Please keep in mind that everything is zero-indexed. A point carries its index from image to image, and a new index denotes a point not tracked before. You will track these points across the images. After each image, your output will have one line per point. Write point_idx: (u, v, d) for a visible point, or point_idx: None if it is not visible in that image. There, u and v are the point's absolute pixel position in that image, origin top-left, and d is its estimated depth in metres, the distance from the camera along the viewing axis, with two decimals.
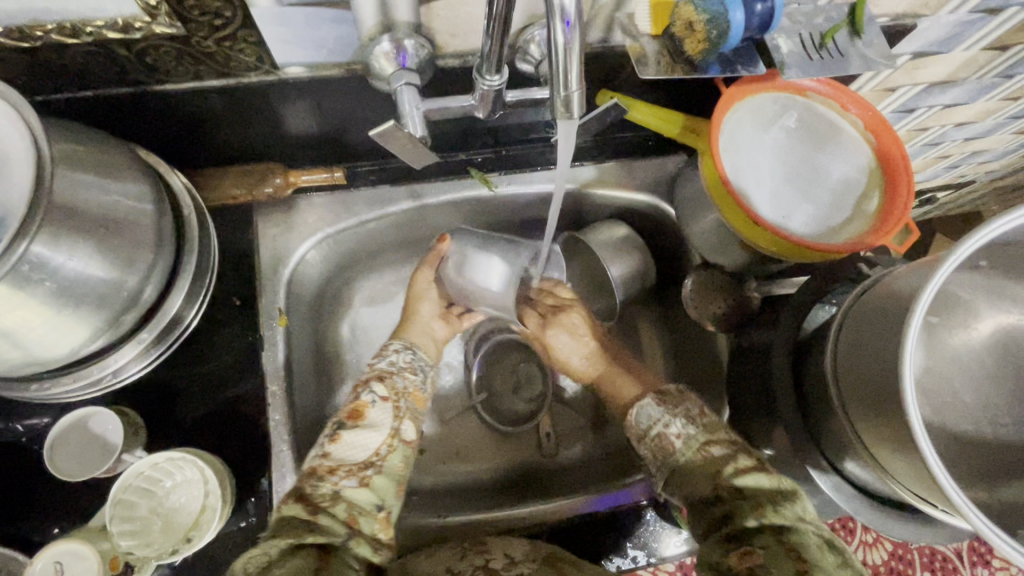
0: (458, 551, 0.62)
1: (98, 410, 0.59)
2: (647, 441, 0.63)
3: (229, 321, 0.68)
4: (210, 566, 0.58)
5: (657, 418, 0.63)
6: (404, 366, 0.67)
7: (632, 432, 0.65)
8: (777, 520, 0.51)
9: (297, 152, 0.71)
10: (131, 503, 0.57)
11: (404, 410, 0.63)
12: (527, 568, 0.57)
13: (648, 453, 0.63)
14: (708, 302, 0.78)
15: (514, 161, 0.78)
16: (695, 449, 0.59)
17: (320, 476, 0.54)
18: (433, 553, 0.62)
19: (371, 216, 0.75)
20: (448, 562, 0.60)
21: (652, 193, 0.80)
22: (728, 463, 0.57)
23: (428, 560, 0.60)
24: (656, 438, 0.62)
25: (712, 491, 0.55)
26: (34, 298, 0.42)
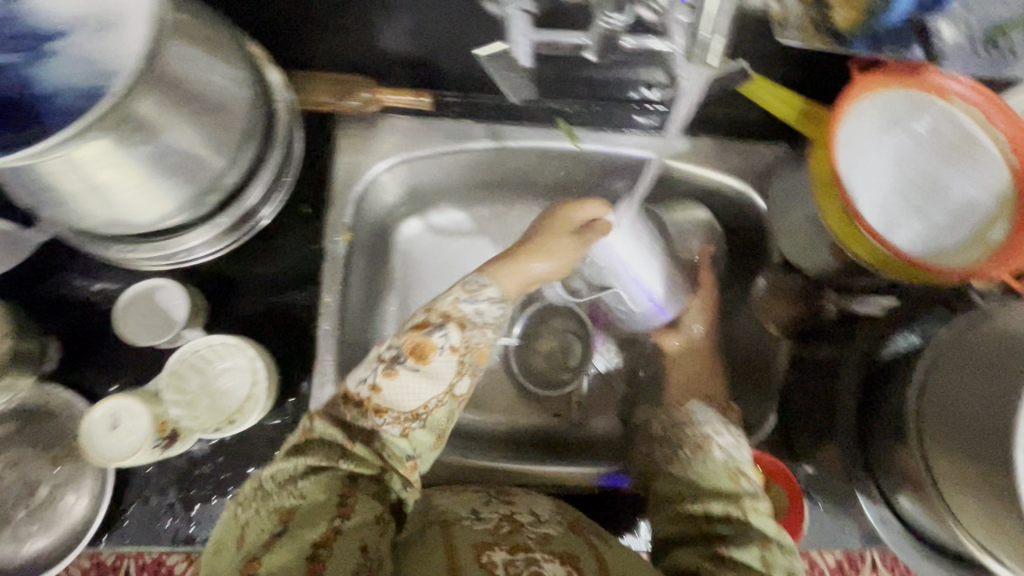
0: (483, 497, 0.63)
1: (166, 284, 0.62)
2: (688, 431, 0.62)
3: (297, 227, 0.69)
4: (246, 449, 0.62)
5: (711, 420, 0.63)
6: (487, 320, 0.59)
7: (678, 417, 0.64)
8: (774, 559, 0.51)
9: (389, 70, 0.69)
10: (183, 376, 0.59)
11: (466, 368, 0.56)
12: (550, 529, 0.57)
13: (674, 436, 0.62)
14: (780, 303, 0.73)
15: (604, 119, 0.74)
16: (728, 468, 0.57)
17: (360, 411, 0.53)
18: (461, 492, 0.65)
19: (434, 150, 0.73)
20: (473, 505, 0.61)
21: (745, 180, 0.75)
22: (750, 496, 0.55)
23: (454, 497, 0.63)
24: (701, 435, 0.61)
25: (721, 505, 0.55)
26: (132, 159, 0.43)
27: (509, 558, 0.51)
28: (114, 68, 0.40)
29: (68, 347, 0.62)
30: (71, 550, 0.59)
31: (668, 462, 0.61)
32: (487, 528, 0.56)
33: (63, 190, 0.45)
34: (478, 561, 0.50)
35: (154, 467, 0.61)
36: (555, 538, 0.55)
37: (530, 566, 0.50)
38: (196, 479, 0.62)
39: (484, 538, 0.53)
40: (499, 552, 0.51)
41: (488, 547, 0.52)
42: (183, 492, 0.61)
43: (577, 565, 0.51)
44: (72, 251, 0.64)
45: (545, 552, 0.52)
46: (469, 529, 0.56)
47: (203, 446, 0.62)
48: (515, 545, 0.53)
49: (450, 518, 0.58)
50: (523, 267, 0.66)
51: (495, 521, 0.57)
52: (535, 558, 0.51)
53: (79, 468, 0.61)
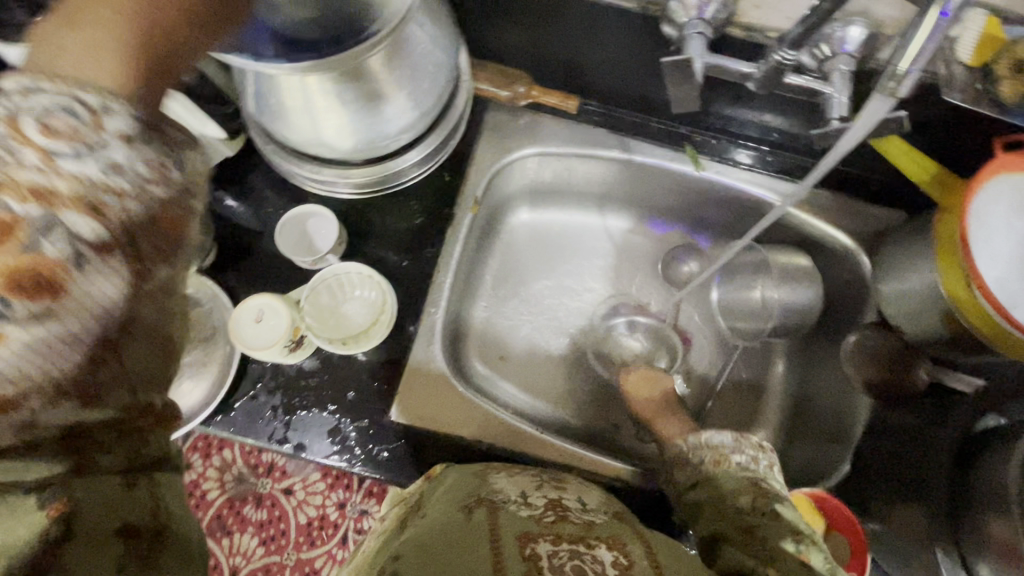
0: (537, 483, 0.65)
1: (320, 214, 0.70)
2: (704, 449, 0.67)
3: (434, 191, 0.77)
4: (349, 374, 0.69)
5: (725, 443, 0.66)
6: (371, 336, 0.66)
7: (691, 440, 0.68)
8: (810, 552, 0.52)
9: (545, 73, 0.77)
10: (318, 294, 0.67)
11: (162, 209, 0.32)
12: (596, 517, 0.59)
13: (691, 455, 0.67)
14: (869, 365, 0.74)
15: (730, 154, 0.79)
16: (748, 481, 0.61)
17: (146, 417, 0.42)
18: (515, 473, 0.66)
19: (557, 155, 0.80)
20: (524, 489, 0.62)
21: (853, 238, 0.77)
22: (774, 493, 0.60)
23: (509, 479, 0.64)
24: (713, 454, 0.66)
25: (748, 497, 0.59)
26: (351, 91, 0.51)
27: (552, 549, 0.50)
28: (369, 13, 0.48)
29: (224, 250, 0.71)
30: (185, 424, 0.65)
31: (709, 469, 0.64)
32: (533, 521, 0.55)
33: (286, 106, 0.53)
34: (521, 552, 0.48)
35: (269, 370, 0.68)
36: (599, 525, 0.56)
37: (572, 559, 0.48)
38: (301, 389, 0.68)
39: (528, 530, 0.52)
40: (542, 545, 0.50)
41: (531, 538, 0.51)
42: (287, 398, 0.68)
43: (623, 550, 0.51)
44: (249, 170, 0.73)
45: (593, 538, 0.52)
46: (514, 515, 0.55)
47: (313, 362, 0.69)
48: (568, 533, 0.53)
49: (498, 501, 0.58)
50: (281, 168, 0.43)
51: (541, 510, 0.58)
52: (588, 542, 0.52)
53: (207, 355, 0.69)
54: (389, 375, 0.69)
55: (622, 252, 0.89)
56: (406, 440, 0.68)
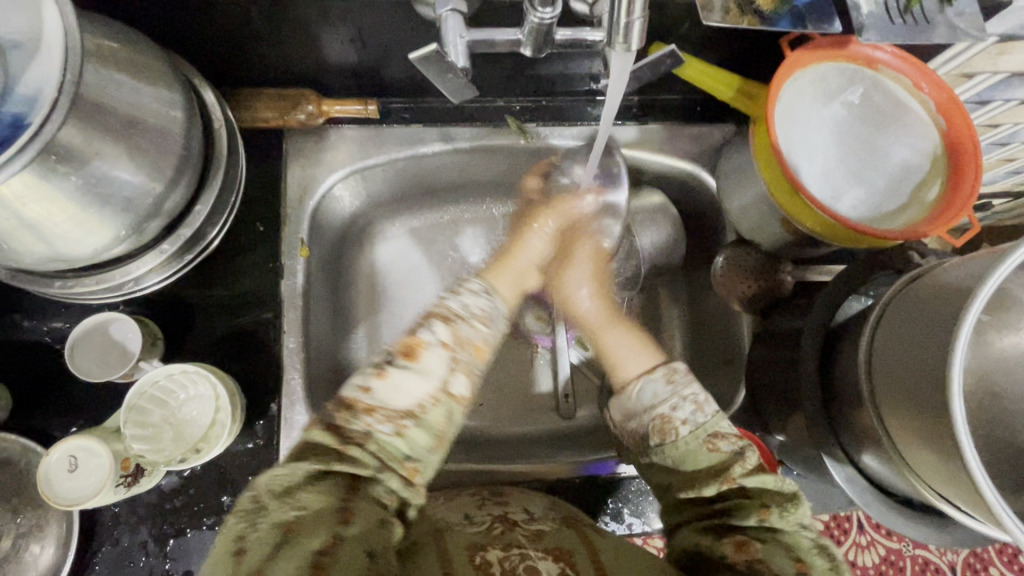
0: (478, 501, 0.63)
1: (118, 317, 0.60)
2: (647, 418, 0.58)
3: (253, 246, 0.68)
4: (218, 477, 0.61)
5: (665, 397, 0.58)
6: (476, 313, 0.57)
7: (627, 401, 0.60)
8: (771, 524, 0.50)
9: (332, 81, 0.69)
10: (144, 410, 0.58)
11: (458, 288, 0.59)
12: (544, 525, 0.57)
13: (636, 424, 0.59)
14: (737, 281, 0.75)
15: (556, 113, 0.75)
16: (701, 440, 0.55)
17: (355, 412, 0.49)
18: (454, 500, 0.64)
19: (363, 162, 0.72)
20: (467, 510, 0.61)
21: (695, 162, 0.77)
22: (736, 462, 0.53)
23: (448, 506, 0.62)
24: (658, 417, 0.57)
25: (712, 485, 0.53)
26: (60, 191, 0.42)
27: (503, 554, 0.51)
28: (22, 97, 0.38)
29: (22, 391, 0.60)
30: None
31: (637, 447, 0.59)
32: (479, 531, 0.55)
33: None
34: (472, 562, 0.50)
35: (123, 507, 0.59)
36: (549, 533, 0.55)
37: (524, 560, 0.50)
38: (169, 513, 0.60)
39: (477, 541, 0.53)
40: (493, 551, 0.51)
41: (480, 547, 0.52)
42: (156, 528, 0.59)
43: (570, 560, 0.50)
44: (17, 292, 0.61)
45: (538, 552, 0.51)
46: (461, 533, 0.55)
47: (173, 479, 0.60)
48: (508, 543, 0.53)
49: (442, 525, 0.57)
50: (512, 262, 0.69)
51: (488, 523, 0.57)
52: (528, 554, 0.51)
53: (43, 516, 0.59)
54: (264, 462, 0.62)
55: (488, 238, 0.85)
56: None
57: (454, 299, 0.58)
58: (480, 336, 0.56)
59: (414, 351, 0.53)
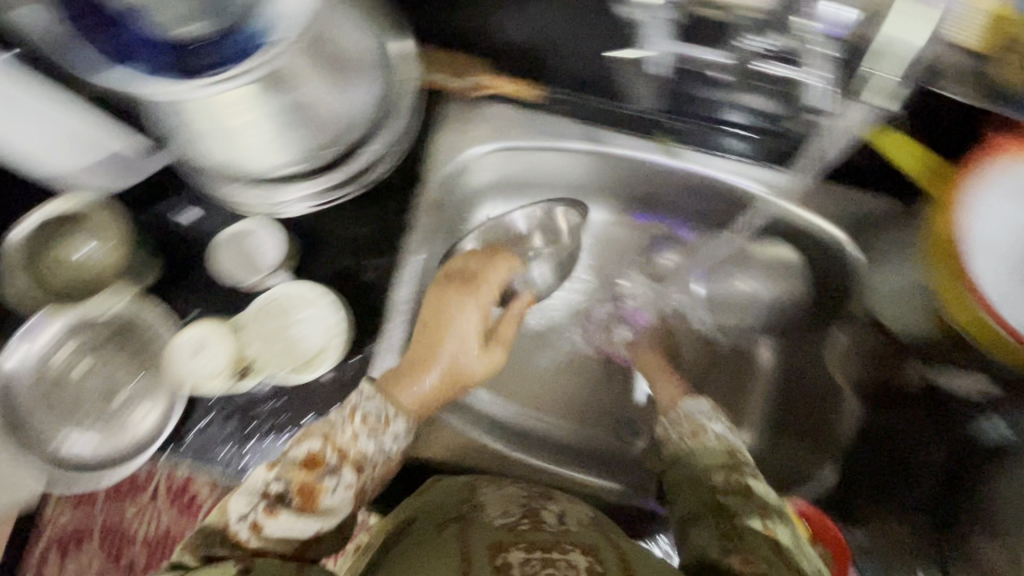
0: (527, 493, 0.62)
1: (264, 228, 0.66)
2: (689, 418, 0.65)
3: (390, 194, 0.70)
4: (304, 399, 0.63)
5: (704, 413, 0.65)
6: (386, 426, 0.56)
7: (675, 414, 0.67)
8: (775, 529, 0.51)
9: (504, 58, 0.71)
10: (263, 316, 0.64)
11: (372, 429, 0.55)
12: (572, 525, 0.55)
13: (678, 431, 0.65)
14: (855, 362, 0.71)
15: (706, 142, 0.73)
16: (724, 447, 0.61)
17: (238, 543, 0.48)
18: (503, 487, 0.63)
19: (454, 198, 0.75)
20: (506, 507, 0.58)
21: (845, 226, 0.72)
22: (748, 465, 0.58)
23: (496, 492, 0.62)
24: (694, 424, 0.64)
25: (721, 472, 0.57)
26: (268, 107, 0.46)
27: (526, 557, 0.49)
28: (267, 22, 0.42)
29: (165, 268, 0.66)
30: (137, 457, 0.62)
31: (671, 455, 0.63)
32: (503, 528, 0.54)
33: (203, 130, 0.47)
34: (492, 562, 0.48)
35: (219, 397, 0.64)
36: (575, 530, 0.54)
37: (546, 567, 0.47)
38: (256, 415, 0.63)
39: (501, 538, 0.51)
40: (515, 552, 0.49)
41: (503, 547, 0.50)
42: (241, 425, 0.63)
43: (598, 557, 0.50)
44: (187, 180, 0.68)
45: (568, 542, 0.51)
46: (488, 527, 0.54)
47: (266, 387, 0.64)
48: (535, 543, 0.51)
49: (474, 516, 0.56)
50: (428, 363, 0.61)
51: (520, 517, 0.56)
52: (557, 554, 0.49)
53: (154, 383, 0.64)
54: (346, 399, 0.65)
55: (597, 246, 0.85)
56: None
57: (362, 434, 0.54)
58: (390, 449, 0.57)
59: (317, 495, 0.51)
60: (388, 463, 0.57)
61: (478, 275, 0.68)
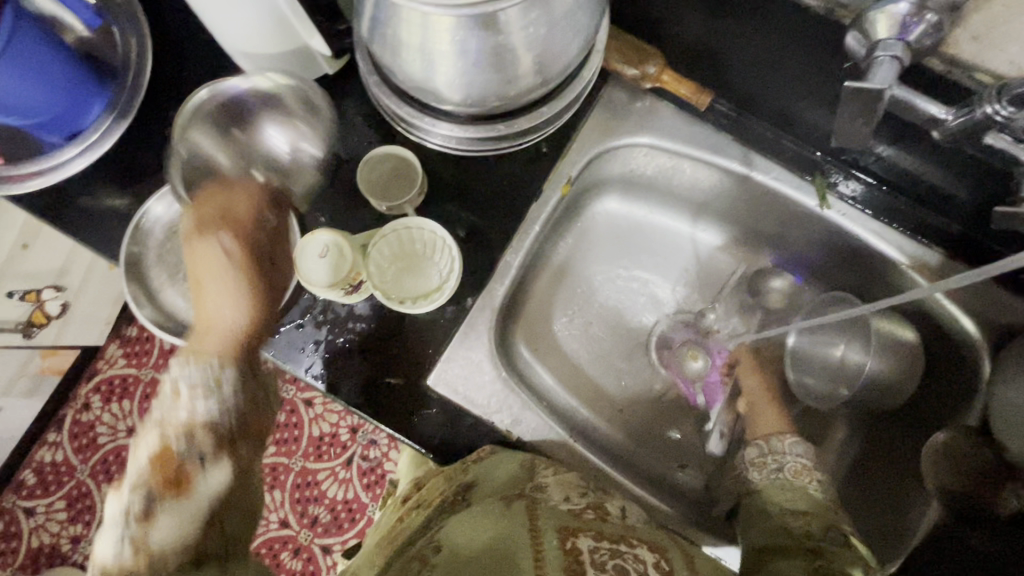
0: (581, 487, 0.59)
1: (408, 158, 0.67)
2: (787, 459, 0.71)
3: (526, 160, 0.71)
4: (397, 329, 0.66)
5: (797, 455, 0.71)
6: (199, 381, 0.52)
7: (774, 442, 0.73)
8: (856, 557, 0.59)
9: (683, 58, 0.69)
10: (387, 241, 0.65)
11: (206, 390, 0.52)
12: (634, 525, 0.56)
13: (772, 460, 0.72)
14: (951, 465, 0.66)
15: (863, 197, 0.69)
16: (825, 499, 0.66)
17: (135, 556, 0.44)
18: (559, 471, 0.60)
19: (217, 105, 0.66)
20: (567, 493, 0.57)
21: (982, 324, 0.67)
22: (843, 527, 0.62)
23: (553, 475, 0.59)
24: (794, 466, 0.70)
25: (819, 526, 0.62)
26: (479, 41, 0.46)
27: (593, 545, 0.50)
28: None
29: (306, 168, 0.69)
30: None
31: (751, 488, 0.71)
32: (570, 512, 0.54)
33: (407, 43, 0.48)
34: (561, 546, 0.48)
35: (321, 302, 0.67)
36: (639, 529, 0.55)
37: (615, 558, 0.48)
38: (347, 331, 0.65)
39: (568, 523, 0.52)
40: (582, 540, 0.50)
41: (571, 532, 0.51)
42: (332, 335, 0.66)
43: (665, 558, 0.51)
44: (343, 90, 0.70)
45: (636, 538, 0.52)
46: (554, 509, 0.54)
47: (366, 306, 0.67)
48: (601, 535, 0.52)
49: (537, 495, 0.56)
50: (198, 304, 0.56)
51: (582, 509, 0.55)
52: (621, 551, 0.50)
53: None
54: (436, 339, 0.66)
55: (705, 268, 0.83)
56: (437, 409, 0.64)
57: (201, 399, 0.52)
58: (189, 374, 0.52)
59: (190, 480, 0.48)
60: (246, 431, 0.54)
61: (235, 210, 0.60)
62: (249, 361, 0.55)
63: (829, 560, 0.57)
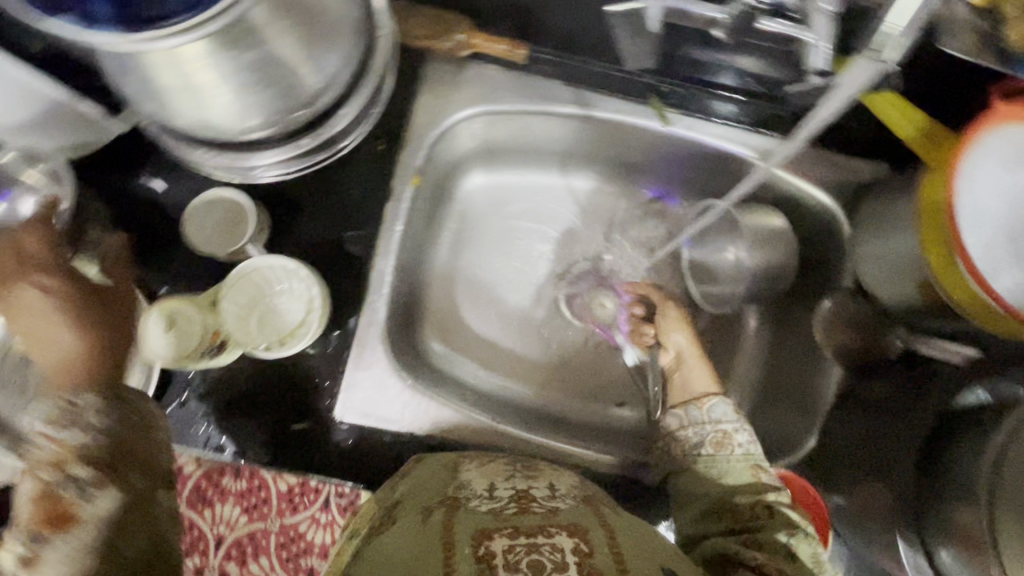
0: (509, 471, 0.61)
1: (237, 195, 0.62)
2: (707, 429, 0.65)
3: (368, 163, 0.68)
4: (286, 374, 0.63)
5: (729, 418, 0.65)
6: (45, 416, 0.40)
7: (694, 412, 0.66)
8: (799, 542, 0.55)
9: (489, 17, 0.67)
10: (240, 290, 0.59)
11: (66, 420, 0.40)
12: (562, 503, 0.55)
13: (693, 434, 0.65)
14: (840, 331, 0.71)
15: (697, 105, 0.70)
16: (748, 463, 0.62)
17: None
18: (487, 463, 0.62)
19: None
20: (493, 482, 0.58)
21: (833, 193, 0.71)
22: (772, 490, 0.59)
23: (479, 469, 0.61)
24: (720, 431, 0.64)
25: (748, 498, 0.59)
26: (232, 63, 0.41)
27: (509, 544, 0.46)
28: None
29: (133, 240, 0.63)
30: None
31: (679, 462, 0.65)
32: (489, 514, 0.51)
33: (161, 85, 0.43)
34: (474, 555, 0.44)
35: (196, 373, 0.62)
36: (564, 510, 0.53)
37: (530, 554, 0.45)
38: (234, 392, 0.62)
39: (485, 525, 0.49)
40: (497, 540, 0.47)
41: (487, 535, 0.47)
42: (220, 402, 0.62)
43: (585, 538, 0.48)
44: (148, 147, 0.64)
45: (554, 526, 0.49)
46: (473, 512, 0.52)
47: (245, 362, 0.63)
48: (523, 528, 0.48)
49: (459, 499, 0.54)
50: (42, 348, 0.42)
51: (506, 501, 0.54)
52: (544, 534, 0.48)
53: None
54: (329, 371, 0.64)
55: (585, 214, 0.83)
56: (353, 439, 0.63)
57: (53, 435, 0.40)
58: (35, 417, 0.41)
59: (73, 514, 0.39)
60: (133, 451, 0.42)
61: (24, 245, 0.44)
62: (116, 392, 0.44)
63: (758, 536, 0.55)
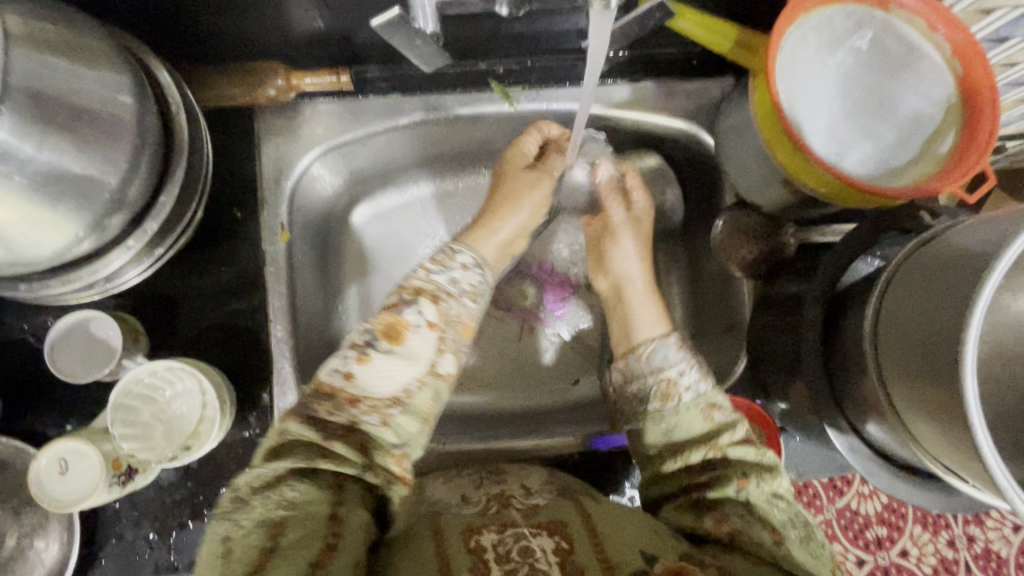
0: (477, 480, 0.59)
1: (96, 315, 0.58)
2: (651, 380, 0.61)
3: (231, 235, 0.65)
4: (217, 471, 0.61)
5: (673, 362, 0.61)
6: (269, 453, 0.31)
7: (633, 362, 0.63)
8: (749, 492, 0.51)
9: (300, 54, 0.65)
10: (131, 409, 0.57)
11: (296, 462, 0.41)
12: (540, 499, 0.53)
13: (636, 386, 0.62)
14: (739, 245, 0.71)
15: (540, 75, 0.70)
16: (699, 407, 0.57)
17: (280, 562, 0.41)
18: (454, 478, 0.60)
19: None
20: (464, 493, 0.56)
21: (691, 119, 0.72)
22: (726, 432, 0.55)
23: (445, 486, 0.59)
24: (665, 380, 0.60)
25: (701, 452, 0.55)
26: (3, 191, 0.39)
27: (498, 537, 0.47)
28: None
29: (10, 393, 0.60)
30: None
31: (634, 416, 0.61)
32: (474, 512, 0.51)
33: None
34: (466, 547, 0.46)
35: (123, 502, 0.60)
36: (545, 507, 0.51)
37: (519, 542, 0.46)
38: (168, 508, 0.60)
39: (472, 522, 0.49)
40: (487, 534, 0.47)
41: (475, 530, 0.48)
42: (158, 521, 0.60)
43: (567, 536, 0.47)
44: None
45: (533, 526, 0.48)
46: (458, 516, 0.51)
47: (170, 474, 0.60)
48: (502, 524, 0.48)
49: (437, 509, 0.53)
50: None
51: (483, 504, 0.53)
52: (521, 533, 0.47)
53: (44, 515, 0.59)
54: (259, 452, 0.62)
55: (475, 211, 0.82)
56: None
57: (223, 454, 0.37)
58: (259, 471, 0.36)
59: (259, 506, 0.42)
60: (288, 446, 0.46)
61: None
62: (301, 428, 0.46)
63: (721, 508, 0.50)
